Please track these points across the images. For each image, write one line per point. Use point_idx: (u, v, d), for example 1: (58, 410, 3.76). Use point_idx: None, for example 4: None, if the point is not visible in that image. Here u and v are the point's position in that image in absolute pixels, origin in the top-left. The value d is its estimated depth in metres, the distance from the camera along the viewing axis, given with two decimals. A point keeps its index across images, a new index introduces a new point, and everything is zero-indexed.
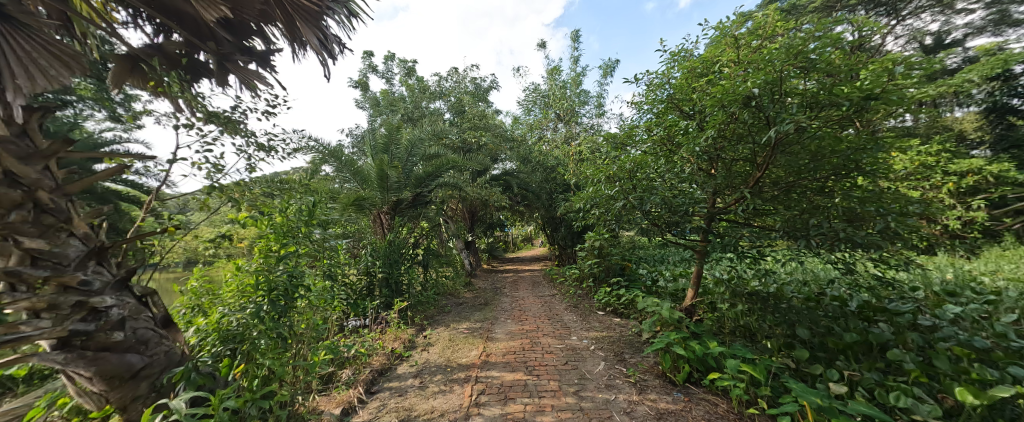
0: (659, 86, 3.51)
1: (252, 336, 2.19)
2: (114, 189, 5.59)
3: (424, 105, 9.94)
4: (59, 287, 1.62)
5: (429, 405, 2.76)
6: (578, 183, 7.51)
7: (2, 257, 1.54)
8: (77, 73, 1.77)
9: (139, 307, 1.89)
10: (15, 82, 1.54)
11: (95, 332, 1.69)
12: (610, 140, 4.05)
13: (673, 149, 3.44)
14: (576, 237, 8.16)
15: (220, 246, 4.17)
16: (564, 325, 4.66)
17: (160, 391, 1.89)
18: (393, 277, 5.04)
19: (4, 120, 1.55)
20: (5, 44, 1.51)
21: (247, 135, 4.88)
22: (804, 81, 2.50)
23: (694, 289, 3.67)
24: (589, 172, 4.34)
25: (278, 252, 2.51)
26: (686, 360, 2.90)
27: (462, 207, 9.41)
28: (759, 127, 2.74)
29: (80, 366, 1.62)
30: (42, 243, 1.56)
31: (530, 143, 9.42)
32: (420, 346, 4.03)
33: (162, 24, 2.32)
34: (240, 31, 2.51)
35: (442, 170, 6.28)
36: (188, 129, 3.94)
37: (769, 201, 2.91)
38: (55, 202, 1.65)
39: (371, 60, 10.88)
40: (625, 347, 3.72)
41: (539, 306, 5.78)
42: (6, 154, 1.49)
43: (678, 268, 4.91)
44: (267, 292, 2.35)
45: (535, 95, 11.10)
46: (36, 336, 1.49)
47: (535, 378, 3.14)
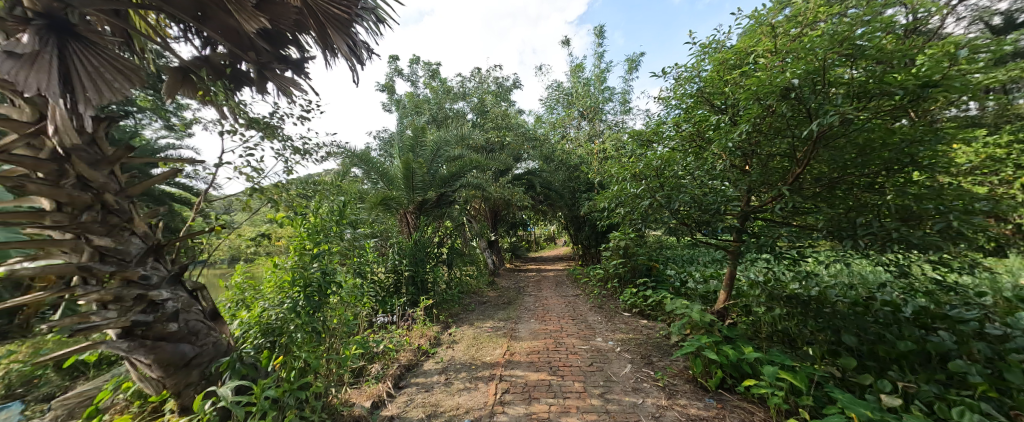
0: (689, 81, 3.39)
1: (290, 330, 2.31)
2: (168, 192, 6.07)
3: (448, 106, 10.10)
4: (123, 281, 1.78)
5: (455, 401, 2.80)
6: (602, 182, 7.38)
7: (77, 254, 1.71)
8: (137, 85, 1.84)
9: (191, 300, 2.03)
10: (86, 94, 1.66)
11: (154, 323, 1.83)
12: (636, 137, 3.96)
13: (703, 145, 3.32)
14: (600, 236, 8.04)
15: (261, 244, 4.44)
16: (589, 325, 4.61)
17: (209, 378, 2.04)
18: (418, 275, 5.18)
19: (77, 129, 1.72)
20: (75, 60, 1.63)
21: (284, 140, 5.17)
22: (850, 70, 2.33)
23: (727, 292, 3.54)
24: (613, 170, 4.27)
25: (312, 250, 2.63)
26: (719, 365, 2.79)
27: (486, 207, 9.50)
28: (800, 119, 2.57)
29: (141, 353, 1.77)
30: (108, 241, 1.72)
31: (553, 142, 9.36)
32: (445, 343, 4.11)
33: (209, 37, 2.49)
34: (277, 41, 2.63)
35: (466, 170, 6.37)
36: (232, 134, 4.22)
37: (810, 198, 2.74)
38: (119, 203, 1.80)
39: (397, 64, 11.18)
40: (653, 350, 3.62)
41: (562, 306, 5.73)
42: (79, 160, 1.65)
43: (709, 269, 4.73)
44: (303, 288, 2.47)
45: (558, 94, 11.01)
46: (104, 325, 1.67)
47: (559, 378, 3.12)
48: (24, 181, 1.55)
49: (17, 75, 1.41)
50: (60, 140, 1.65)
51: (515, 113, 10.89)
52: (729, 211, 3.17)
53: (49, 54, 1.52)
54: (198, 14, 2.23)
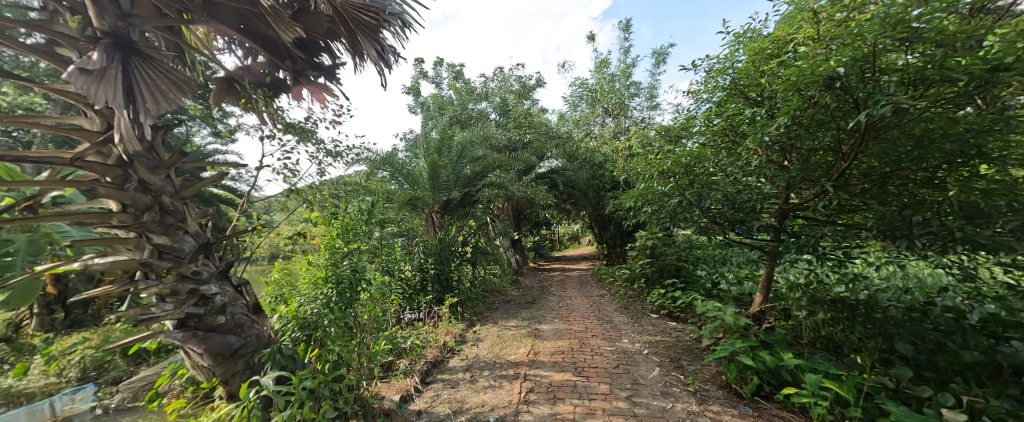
0: (721, 72, 3.26)
1: (324, 324, 2.43)
2: (215, 193, 6.53)
3: (471, 106, 10.21)
4: (178, 276, 1.93)
5: (480, 398, 2.84)
6: (627, 180, 7.22)
7: (140, 251, 1.87)
8: (188, 94, 1.98)
9: (236, 295, 2.17)
10: (146, 106, 1.79)
11: (205, 315, 1.98)
12: (664, 133, 3.85)
13: (736, 140, 3.17)
14: (626, 236, 7.87)
15: (298, 243, 4.69)
16: (615, 326, 4.52)
17: (253, 368, 2.18)
18: (444, 273, 5.28)
19: (139, 137, 1.87)
20: (136, 74, 1.77)
21: (318, 143, 5.43)
22: (905, 55, 2.17)
23: (764, 294, 3.39)
24: (640, 168, 4.17)
25: (343, 248, 2.74)
26: (755, 371, 2.65)
27: (509, 207, 9.54)
28: (846, 110, 2.41)
29: (194, 344, 1.92)
30: (165, 239, 1.87)
31: (577, 140, 9.24)
32: (470, 341, 4.17)
33: (251, 48, 2.66)
34: (311, 49, 2.76)
35: (489, 169, 6.43)
36: (272, 139, 4.48)
37: (858, 196, 2.54)
38: (174, 204, 1.96)
39: (423, 66, 11.41)
40: (682, 353, 3.51)
41: (587, 306, 5.66)
42: (141, 166, 1.82)
43: (742, 270, 4.51)
44: (335, 285, 2.55)
45: (582, 90, 10.87)
46: (164, 317, 1.82)
47: (584, 379, 3.08)
48: (95, 186, 1.72)
49: (89, 89, 1.55)
50: (124, 147, 1.81)
51: (538, 111, 10.84)
52: (766, 209, 3.01)
53: (115, 69, 1.66)
54: (242, 27, 2.44)
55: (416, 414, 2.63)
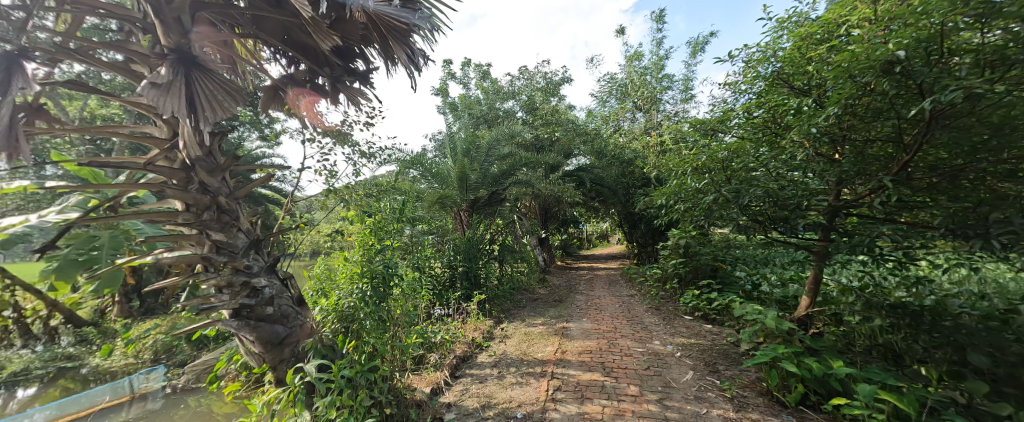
0: (763, 60, 3.12)
1: (360, 317, 2.57)
2: (263, 193, 7.03)
3: (498, 106, 10.28)
4: (233, 270, 2.10)
5: (508, 394, 2.88)
6: (659, 176, 7.00)
7: (201, 246, 2.05)
8: (241, 102, 2.12)
9: (282, 288, 2.33)
10: (204, 114, 1.93)
11: (256, 305, 2.15)
12: (698, 127, 3.72)
13: (780, 133, 3.02)
14: (657, 235, 7.64)
15: (336, 240, 4.96)
16: (645, 327, 4.42)
17: (298, 356, 2.34)
18: (472, 270, 5.40)
19: (198, 144, 2.04)
20: (196, 86, 1.91)
21: (354, 144, 5.70)
22: (981, 34, 1.96)
23: (810, 298, 3.18)
24: (673, 164, 4.06)
25: (376, 245, 2.92)
26: (799, 378, 2.51)
27: (536, 205, 9.54)
28: (908, 97, 2.20)
29: (247, 331, 2.11)
30: (222, 236, 2.05)
31: (605, 137, 9.07)
32: (498, 338, 4.24)
33: (293, 57, 2.85)
34: (347, 56, 2.90)
35: (516, 168, 6.46)
36: (313, 141, 4.76)
37: (923, 191, 2.33)
38: (230, 204, 2.14)
39: (451, 67, 11.62)
40: (718, 357, 3.38)
41: (616, 306, 5.57)
42: (202, 169, 2.01)
43: (786, 271, 4.26)
44: (370, 279, 2.71)
45: (611, 86, 10.62)
46: (222, 307, 2.00)
47: (613, 380, 3.06)
48: (164, 187, 1.91)
49: (158, 101, 1.72)
50: (188, 153, 1.99)
51: (565, 108, 10.74)
52: (813, 206, 2.83)
53: (179, 82, 1.81)
54: (286, 37, 2.63)
55: (446, 407, 2.72)
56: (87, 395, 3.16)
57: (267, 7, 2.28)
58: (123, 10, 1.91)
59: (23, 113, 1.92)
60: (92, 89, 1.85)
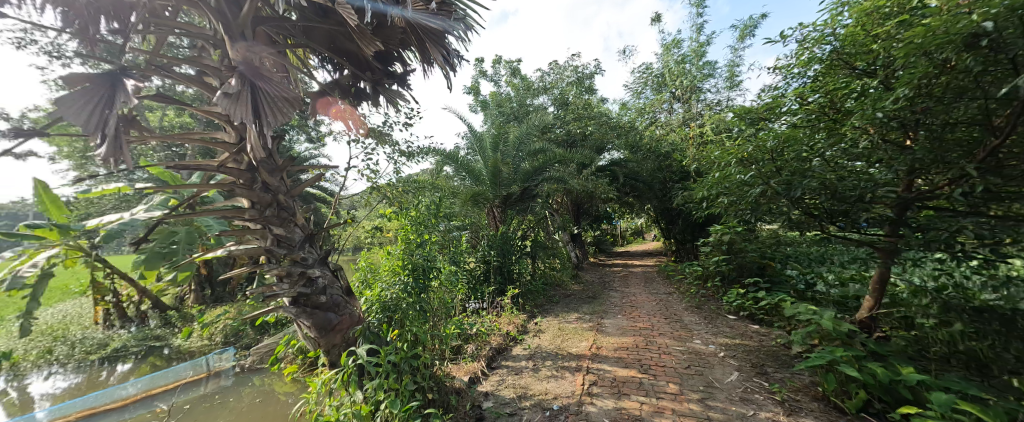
0: (820, 41, 2.90)
1: (402, 307, 2.72)
2: (311, 192, 7.53)
3: (529, 102, 10.23)
4: (292, 261, 2.31)
5: (544, 387, 2.92)
6: (699, 170, 6.65)
7: (265, 240, 2.26)
8: (298, 108, 2.25)
9: (333, 278, 2.51)
10: (269, 120, 2.07)
11: (311, 294, 2.33)
12: (744, 116, 3.51)
13: (839, 119, 2.79)
14: (697, 231, 7.30)
15: (377, 235, 5.21)
16: (685, 326, 4.27)
17: (348, 342, 2.49)
18: (505, 266, 5.49)
19: (262, 148, 2.22)
20: (260, 95, 2.05)
21: (393, 144, 5.96)
22: None
23: (873, 298, 2.92)
24: (716, 156, 3.87)
25: (415, 240, 3.09)
26: (861, 384, 2.31)
27: (568, 201, 9.47)
28: (999, 73, 1.96)
29: (304, 318, 2.29)
30: (282, 230, 2.25)
31: (640, 130, 8.75)
32: (532, 332, 4.29)
33: (338, 64, 3.01)
34: (385, 59, 3.03)
35: (549, 165, 6.41)
36: (357, 141, 5.03)
37: (1016, 179, 2.05)
38: (287, 202, 2.34)
39: (482, 65, 11.70)
40: (766, 359, 3.20)
41: (653, 304, 5.42)
42: (264, 170, 2.21)
43: (845, 269, 3.93)
44: (410, 272, 2.88)
45: (647, 76, 10.19)
46: (283, 294, 2.20)
47: (651, 377, 3.00)
48: (234, 186, 2.13)
49: (230, 109, 1.88)
50: (254, 155, 2.19)
51: (598, 102, 10.48)
52: (878, 198, 2.59)
53: (246, 92, 1.96)
54: (332, 45, 2.80)
55: (484, 395, 2.82)
56: (173, 371, 3.56)
57: (315, 17, 2.44)
58: (196, 28, 2.13)
59: (122, 124, 2.18)
60: (171, 100, 2.09)
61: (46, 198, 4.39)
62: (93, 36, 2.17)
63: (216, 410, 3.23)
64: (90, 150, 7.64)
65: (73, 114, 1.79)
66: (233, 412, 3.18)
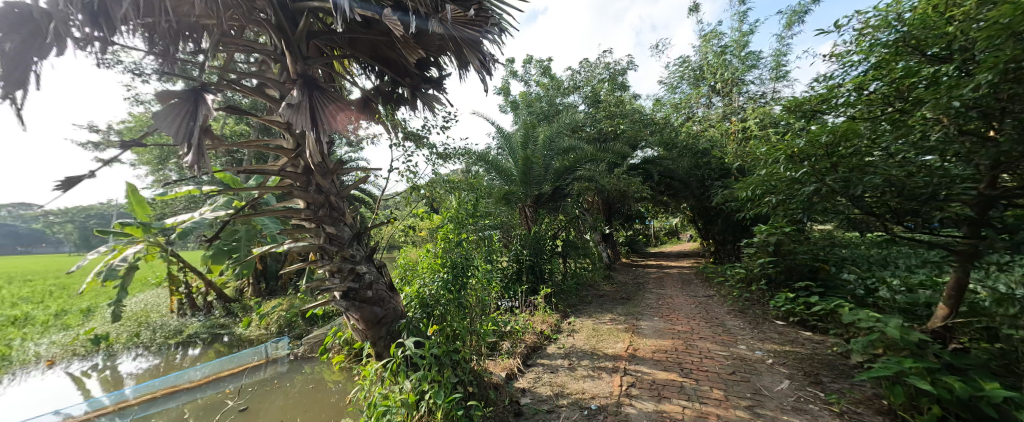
0: (883, 26, 2.71)
1: (442, 303, 2.82)
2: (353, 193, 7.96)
3: (560, 101, 10.17)
4: (342, 258, 2.46)
5: (580, 386, 2.92)
6: (741, 166, 6.32)
7: (318, 238, 2.42)
8: (350, 116, 2.39)
9: (378, 274, 2.64)
10: (324, 127, 2.22)
11: (359, 289, 2.47)
12: (794, 108, 3.32)
13: (906, 109, 2.57)
14: (739, 231, 6.94)
15: (414, 234, 5.41)
16: (728, 330, 4.09)
17: (392, 334, 2.62)
18: (537, 265, 5.51)
19: (317, 153, 2.37)
20: (317, 104, 2.20)
21: (430, 146, 6.16)
22: None
23: (948, 306, 2.62)
24: (760, 153, 3.69)
25: (453, 238, 3.20)
26: (935, 398, 2.11)
27: (600, 200, 9.31)
28: None
29: (353, 311, 2.44)
30: (333, 228, 2.40)
31: (676, 126, 8.44)
32: (566, 332, 4.28)
33: (378, 71, 3.15)
34: (423, 65, 3.14)
35: (580, 163, 6.36)
36: (396, 144, 5.26)
37: None
38: (337, 202, 2.50)
39: (513, 66, 11.76)
40: (821, 368, 2.99)
41: (691, 307, 5.23)
42: (318, 173, 2.38)
43: (912, 274, 3.59)
44: (449, 268, 2.98)
45: (683, 70, 9.79)
46: (336, 288, 2.36)
47: (693, 382, 2.90)
48: (292, 188, 2.30)
49: (292, 118, 2.04)
50: (311, 160, 2.35)
51: (631, 99, 10.21)
52: (955, 196, 2.35)
53: (306, 102, 2.11)
54: (375, 54, 2.94)
55: (521, 392, 2.86)
56: (239, 356, 3.87)
57: (361, 29, 2.59)
58: (259, 44, 2.32)
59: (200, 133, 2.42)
60: (241, 111, 2.24)
61: (131, 200, 4.95)
62: (174, 56, 2.43)
63: (274, 394, 3.51)
64: (164, 157, 8.52)
65: (166, 127, 2.03)
66: (289, 397, 3.44)
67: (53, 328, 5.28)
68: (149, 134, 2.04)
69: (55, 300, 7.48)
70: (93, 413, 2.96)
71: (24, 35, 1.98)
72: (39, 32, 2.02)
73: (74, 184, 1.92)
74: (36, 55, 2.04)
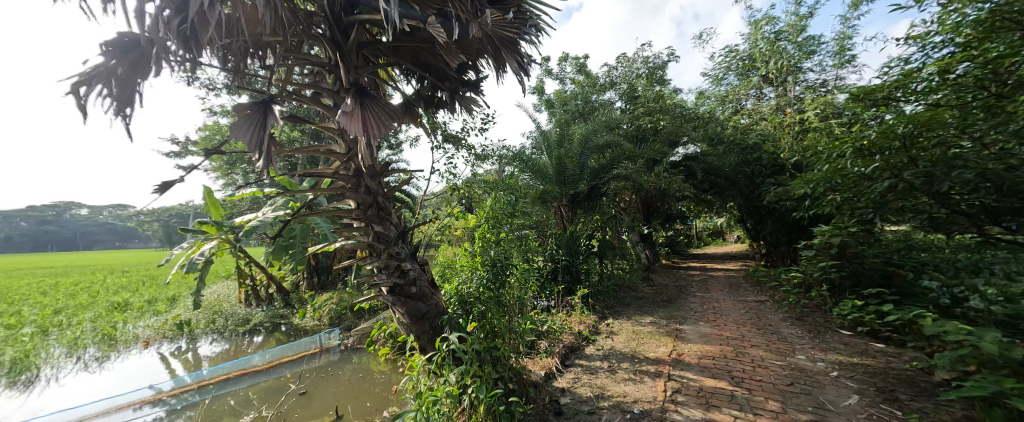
0: None
1: (480, 300, 2.88)
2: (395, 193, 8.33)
3: (595, 98, 9.95)
4: (389, 255, 2.58)
5: (622, 389, 2.85)
6: (797, 162, 5.84)
7: (366, 236, 2.55)
8: (397, 121, 2.50)
9: (422, 271, 2.73)
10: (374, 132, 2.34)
11: (405, 285, 2.57)
12: (864, 97, 3.02)
13: (1005, 92, 2.26)
14: (795, 232, 6.42)
15: (452, 232, 5.54)
16: (783, 339, 3.80)
17: (435, 329, 2.70)
18: (573, 265, 5.44)
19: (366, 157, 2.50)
20: (368, 110, 2.32)
21: (468, 147, 6.30)
22: None
23: None
24: (821, 147, 3.41)
25: (490, 237, 3.25)
26: None
27: (638, 199, 9.02)
28: None
29: (399, 305, 2.55)
30: (381, 227, 2.52)
31: (722, 120, 7.96)
32: (605, 333, 4.20)
33: (419, 76, 3.26)
34: (461, 69, 3.22)
35: (618, 161, 6.20)
36: (435, 146, 5.43)
37: None
38: (384, 203, 2.61)
39: (547, 65, 11.68)
40: (898, 384, 2.69)
41: (741, 312, 4.92)
42: (367, 176, 2.51)
43: None
44: (486, 267, 3.04)
45: (730, 60, 9.19)
46: (384, 284, 2.48)
47: (745, 391, 2.74)
48: (344, 190, 2.45)
49: (346, 125, 2.17)
50: (362, 164, 2.48)
51: (671, 93, 9.76)
52: None
53: (358, 109, 2.24)
54: (416, 60, 3.05)
55: (561, 391, 2.85)
56: (297, 344, 4.20)
57: (405, 37, 2.70)
58: (315, 58, 2.49)
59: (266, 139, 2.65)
60: (301, 119, 2.41)
61: (207, 201, 5.52)
62: (244, 70, 2.68)
63: (327, 381, 3.76)
64: (230, 162, 9.40)
65: (241, 136, 2.26)
66: (340, 384, 3.67)
67: (146, 313, 6.03)
68: (226, 142, 2.27)
69: (146, 289, 8.53)
70: (178, 390, 3.37)
71: (130, 60, 2.27)
72: (142, 57, 2.31)
73: (168, 188, 2.16)
74: (140, 77, 2.34)
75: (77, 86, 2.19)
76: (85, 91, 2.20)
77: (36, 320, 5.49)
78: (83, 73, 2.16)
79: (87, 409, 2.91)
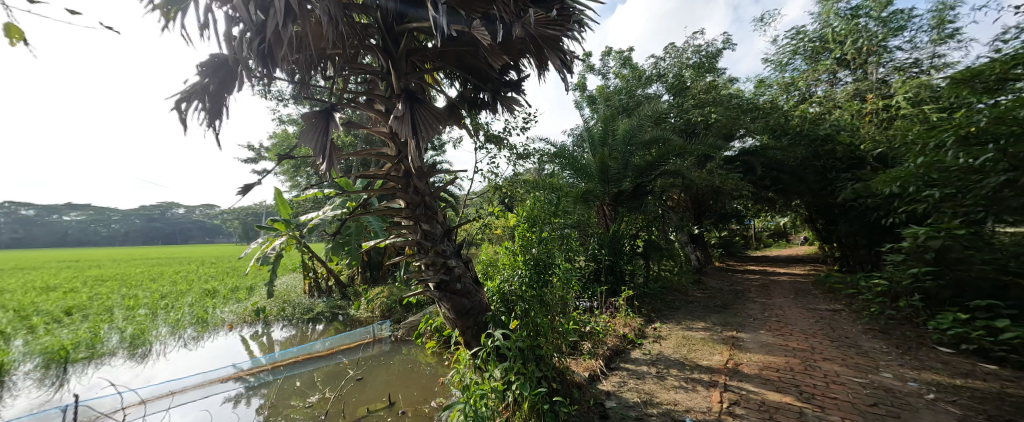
0: None
1: (522, 298, 2.89)
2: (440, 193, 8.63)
3: (640, 92, 9.54)
4: (436, 253, 2.67)
5: (672, 397, 2.71)
6: (880, 153, 5.16)
7: (415, 234, 2.66)
8: (444, 123, 2.58)
9: (466, 268, 2.79)
10: (423, 134, 2.43)
11: (450, 281, 2.65)
12: (973, 77, 2.60)
13: None
14: (876, 233, 5.68)
15: (494, 230, 5.62)
16: (864, 353, 3.38)
17: (479, 326, 2.74)
18: (617, 265, 5.28)
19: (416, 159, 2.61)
20: (417, 113, 2.42)
21: (510, 146, 6.36)
22: None
23: None
24: (914, 137, 2.99)
25: (531, 235, 3.23)
26: None
27: (688, 197, 8.53)
28: None
29: (445, 300, 2.64)
30: (428, 225, 2.61)
31: (786, 110, 7.26)
32: (652, 337, 4.02)
33: (463, 79, 3.33)
34: (503, 69, 3.24)
35: (666, 157, 5.92)
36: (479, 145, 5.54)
37: None
38: (432, 202, 2.70)
39: (590, 61, 11.40)
40: (1016, 413, 2.28)
41: (809, 321, 4.46)
42: (416, 177, 2.61)
43: None
44: (527, 265, 3.03)
45: (796, 44, 8.35)
46: (431, 280, 2.56)
47: (818, 408, 2.47)
48: (395, 190, 2.57)
49: (398, 128, 2.28)
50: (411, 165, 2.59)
51: (725, 83, 9.08)
52: None
53: (409, 113, 2.34)
54: (461, 63, 3.12)
55: (606, 394, 2.77)
56: (353, 333, 4.51)
57: (450, 43, 2.78)
58: (368, 67, 2.64)
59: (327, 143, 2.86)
60: (357, 125, 2.57)
61: (278, 201, 6.09)
62: (308, 81, 2.91)
63: (379, 369, 3.99)
64: (294, 165, 10.31)
65: (309, 142, 2.47)
66: (391, 373, 3.88)
67: (228, 300, 6.82)
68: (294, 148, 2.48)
69: (227, 279, 9.64)
70: (255, 369, 3.76)
71: (219, 77, 2.58)
72: (228, 74, 2.61)
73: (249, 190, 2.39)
74: (227, 92, 2.64)
75: (179, 103, 2.53)
76: (185, 106, 2.54)
77: (147, 303, 6.42)
78: (184, 91, 2.50)
79: (186, 382, 3.36)
